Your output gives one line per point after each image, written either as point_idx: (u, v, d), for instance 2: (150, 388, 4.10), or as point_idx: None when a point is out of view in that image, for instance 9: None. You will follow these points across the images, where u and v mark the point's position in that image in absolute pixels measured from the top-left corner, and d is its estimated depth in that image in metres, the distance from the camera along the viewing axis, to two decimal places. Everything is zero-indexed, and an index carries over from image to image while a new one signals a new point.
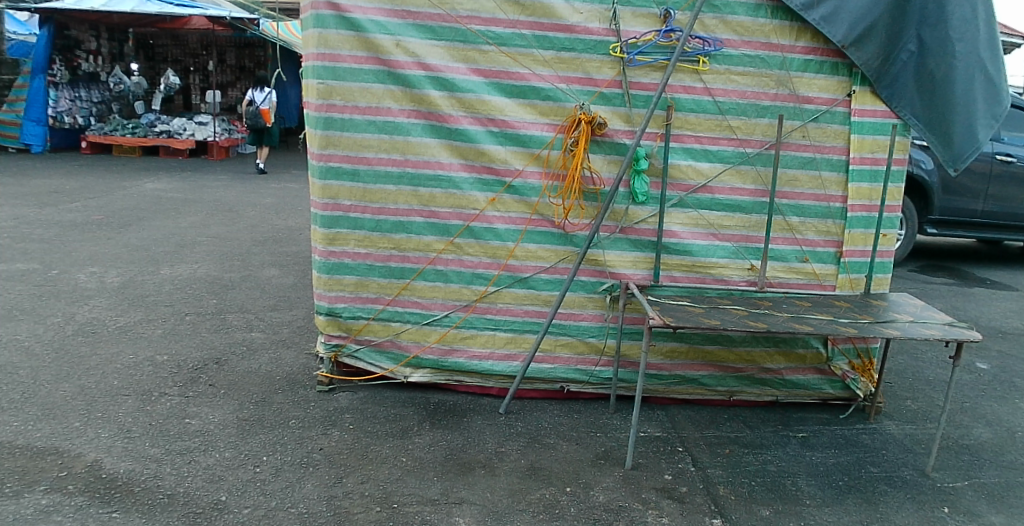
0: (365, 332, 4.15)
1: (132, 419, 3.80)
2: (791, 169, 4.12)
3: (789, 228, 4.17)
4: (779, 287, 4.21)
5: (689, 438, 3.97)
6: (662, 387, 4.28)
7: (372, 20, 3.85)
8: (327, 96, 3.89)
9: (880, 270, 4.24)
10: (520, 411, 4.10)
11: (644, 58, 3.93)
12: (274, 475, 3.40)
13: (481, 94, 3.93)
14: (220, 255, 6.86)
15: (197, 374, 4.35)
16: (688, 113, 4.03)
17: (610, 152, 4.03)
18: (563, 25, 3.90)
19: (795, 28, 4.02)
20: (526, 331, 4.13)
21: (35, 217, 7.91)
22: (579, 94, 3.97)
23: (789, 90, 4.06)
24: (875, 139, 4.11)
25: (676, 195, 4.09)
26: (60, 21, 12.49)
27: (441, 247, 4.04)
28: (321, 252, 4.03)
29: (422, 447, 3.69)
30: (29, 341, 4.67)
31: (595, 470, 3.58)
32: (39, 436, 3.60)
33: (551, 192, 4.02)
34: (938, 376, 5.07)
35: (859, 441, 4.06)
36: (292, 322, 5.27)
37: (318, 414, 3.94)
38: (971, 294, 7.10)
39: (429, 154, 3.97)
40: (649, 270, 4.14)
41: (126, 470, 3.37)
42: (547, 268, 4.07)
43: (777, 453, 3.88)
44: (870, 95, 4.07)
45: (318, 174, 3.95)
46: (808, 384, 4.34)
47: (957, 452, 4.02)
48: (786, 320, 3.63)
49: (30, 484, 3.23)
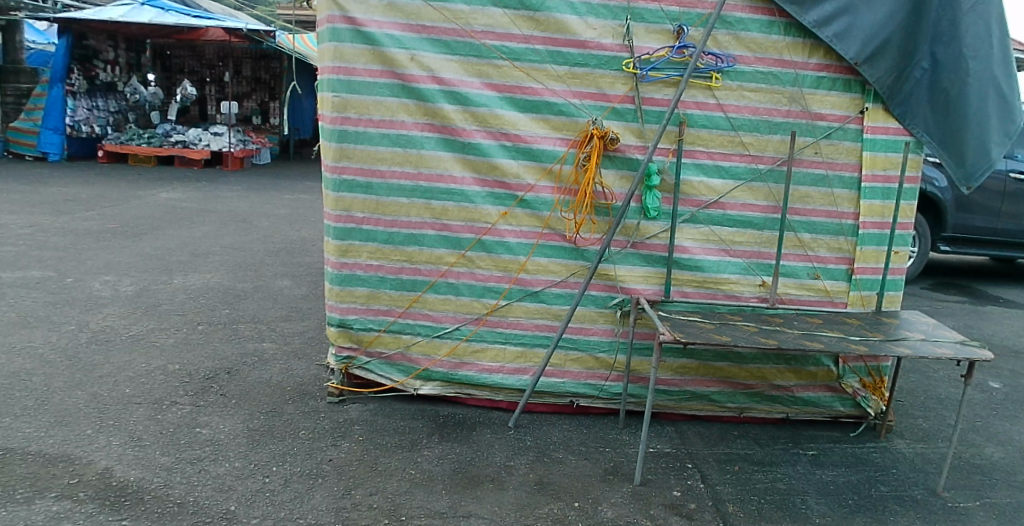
0: (376, 344, 4.17)
1: (143, 427, 3.83)
2: (803, 186, 4.12)
3: (801, 245, 4.16)
4: (791, 303, 4.20)
5: (698, 455, 3.96)
6: (671, 402, 4.27)
7: (388, 34, 3.89)
8: (342, 109, 3.92)
9: (892, 288, 4.22)
10: (529, 425, 4.11)
11: (657, 73, 3.95)
12: (283, 485, 3.41)
13: (495, 108, 3.96)
14: (233, 265, 6.90)
15: (208, 384, 4.37)
16: (700, 129, 4.05)
17: (622, 167, 4.04)
18: (576, 41, 3.93)
19: (807, 45, 4.03)
20: (536, 346, 4.13)
21: (51, 225, 8.00)
22: (592, 110, 3.98)
23: (801, 106, 4.07)
24: (887, 156, 4.11)
25: (688, 211, 4.09)
26: (80, 31, 12.69)
27: (452, 260, 4.06)
28: (333, 263, 4.05)
29: (431, 460, 3.69)
30: (43, 348, 4.72)
31: (604, 485, 3.57)
32: (51, 442, 3.63)
33: (562, 206, 4.03)
34: (950, 395, 5.04)
35: (870, 460, 4.04)
36: (303, 332, 5.30)
37: (327, 426, 3.95)
38: (984, 313, 7.04)
39: (442, 167, 3.99)
40: (660, 285, 4.13)
41: (136, 479, 3.39)
42: (558, 282, 4.08)
43: (786, 471, 3.87)
44: (883, 112, 4.07)
45: (332, 186, 3.98)
46: (819, 401, 4.33)
47: (968, 472, 3.98)
48: (796, 337, 3.62)
49: (41, 491, 3.25)
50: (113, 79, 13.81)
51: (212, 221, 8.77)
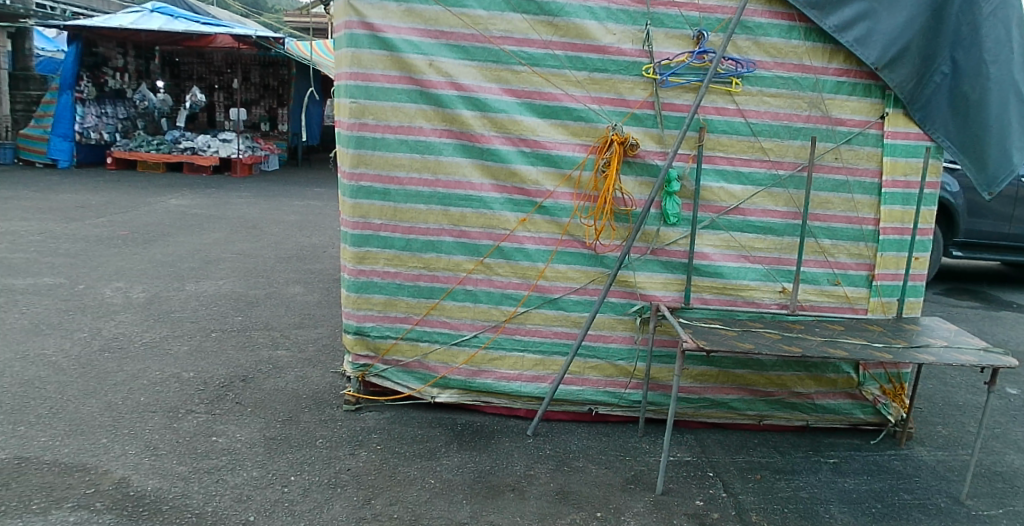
0: (393, 352, 4.13)
1: (159, 436, 3.80)
2: (823, 192, 4.08)
3: (821, 251, 4.12)
4: (811, 310, 4.16)
5: (719, 463, 3.92)
6: (691, 410, 4.23)
7: (405, 39, 3.85)
8: (359, 115, 3.89)
9: (912, 294, 4.19)
10: (548, 433, 4.06)
11: (677, 79, 3.91)
12: (302, 495, 3.38)
13: (513, 114, 3.93)
14: (245, 272, 6.88)
15: (224, 392, 4.34)
16: (720, 135, 4.01)
17: (642, 173, 4.00)
18: (597, 46, 3.90)
19: (827, 50, 4.00)
20: (555, 354, 4.09)
21: (62, 231, 7.99)
22: (611, 115, 3.95)
23: (821, 112, 4.04)
24: (907, 162, 4.07)
25: (708, 217, 4.05)
26: (88, 38, 12.76)
27: (470, 267, 4.02)
28: (350, 270, 4.02)
29: (450, 469, 3.65)
30: (56, 356, 4.69)
31: (625, 495, 3.53)
32: (67, 451, 3.60)
33: (582, 212, 3.99)
34: (970, 402, 4.99)
35: (891, 468, 3.99)
36: (317, 340, 5.27)
37: (345, 434, 3.92)
38: (999, 318, 6.98)
39: (461, 174, 3.96)
40: (679, 292, 4.09)
41: (153, 488, 3.36)
42: (577, 289, 4.04)
43: (809, 479, 3.82)
44: (904, 117, 4.03)
45: (349, 193, 3.95)
46: (839, 409, 4.28)
47: (990, 480, 3.93)
48: (820, 345, 3.58)
49: (58, 501, 3.22)
50: (122, 86, 13.86)
51: (222, 227, 8.75)
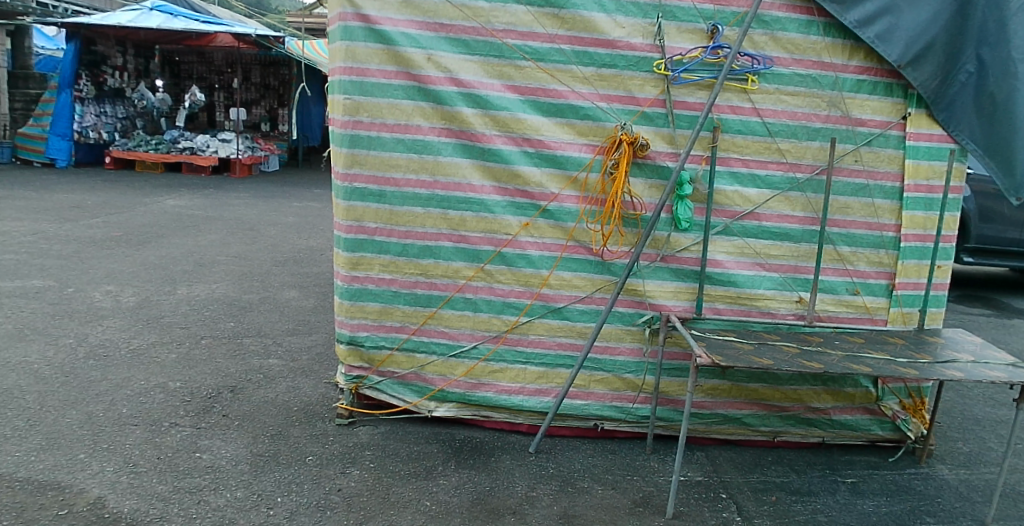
0: (388, 363, 3.92)
1: (139, 452, 3.58)
2: (843, 196, 3.86)
3: (840, 259, 3.90)
4: (829, 321, 3.94)
5: (732, 483, 3.69)
6: (701, 426, 4.00)
7: (403, 32, 3.65)
8: (354, 112, 3.68)
9: (934, 304, 3.96)
10: (551, 450, 3.84)
11: (688, 75, 3.71)
12: (288, 518, 3.16)
13: (516, 112, 3.71)
14: (240, 275, 6.68)
15: (210, 404, 4.13)
16: (735, 135, 3.79)
17: (652, 175, 3.78)
18: (605, 41, 3.68)
19: (848, 46, 3.78)
20: (559, 366, 3.88)
21: (54, 233, 7.79)
22: (620, 114, 3.74)
23: (841, 111, 3.82)
24: (931, 165, 3.85)
25: (721, 222, 3.84)
26: (87, 36, 12.59)
27: (470, 274, 3.81)
28: (343, 276, 3.80)
29: (447, 490, 3.44)
30: (38, 363, 4.49)
31: (633, 519, 3.31)
32: (40, 468, 3.39)
33: (588, 217, 3.78)
34: (991, 416, 4.76)
35: (913, 488, 3.76)
36: (311, 347, 5.06)
37: (336, 450, 3.71)
38: (1012, 327, 6.75)
39: (460, 175, 3.75)
40: (690, 301, 3.87)
41: (130, 510, 3.15)
42: (583, 298, 3.82)
43: (827, 501, 3.59)
44: (927, 118, 3.82)
45: (342, 195, 3.74)
46: (857, 425, 4.06)
47: (1017, 501, 3.70)
48: (841, 360, 3.35)
49: (27, 523, 3.01)
50: (121, 85, 13.68)
51: (218, 229, 8.55)
